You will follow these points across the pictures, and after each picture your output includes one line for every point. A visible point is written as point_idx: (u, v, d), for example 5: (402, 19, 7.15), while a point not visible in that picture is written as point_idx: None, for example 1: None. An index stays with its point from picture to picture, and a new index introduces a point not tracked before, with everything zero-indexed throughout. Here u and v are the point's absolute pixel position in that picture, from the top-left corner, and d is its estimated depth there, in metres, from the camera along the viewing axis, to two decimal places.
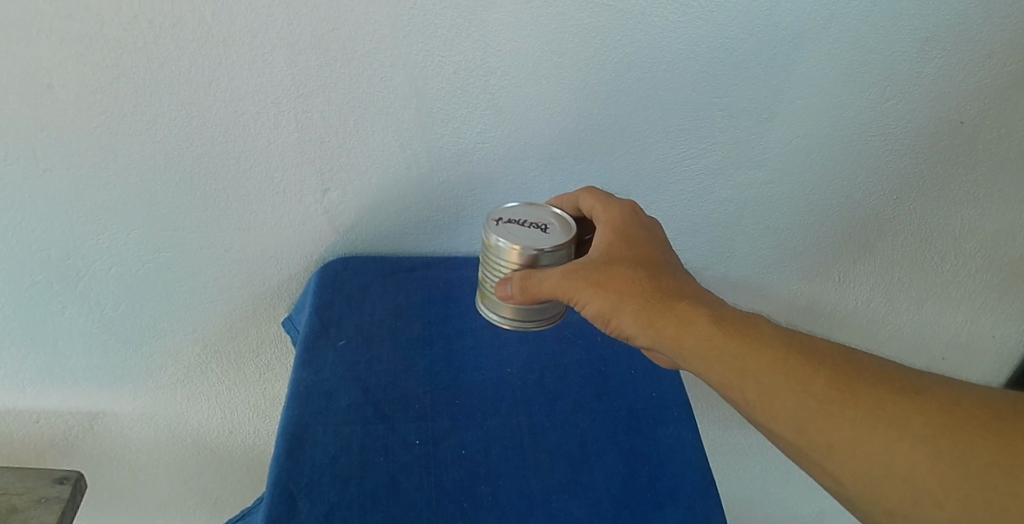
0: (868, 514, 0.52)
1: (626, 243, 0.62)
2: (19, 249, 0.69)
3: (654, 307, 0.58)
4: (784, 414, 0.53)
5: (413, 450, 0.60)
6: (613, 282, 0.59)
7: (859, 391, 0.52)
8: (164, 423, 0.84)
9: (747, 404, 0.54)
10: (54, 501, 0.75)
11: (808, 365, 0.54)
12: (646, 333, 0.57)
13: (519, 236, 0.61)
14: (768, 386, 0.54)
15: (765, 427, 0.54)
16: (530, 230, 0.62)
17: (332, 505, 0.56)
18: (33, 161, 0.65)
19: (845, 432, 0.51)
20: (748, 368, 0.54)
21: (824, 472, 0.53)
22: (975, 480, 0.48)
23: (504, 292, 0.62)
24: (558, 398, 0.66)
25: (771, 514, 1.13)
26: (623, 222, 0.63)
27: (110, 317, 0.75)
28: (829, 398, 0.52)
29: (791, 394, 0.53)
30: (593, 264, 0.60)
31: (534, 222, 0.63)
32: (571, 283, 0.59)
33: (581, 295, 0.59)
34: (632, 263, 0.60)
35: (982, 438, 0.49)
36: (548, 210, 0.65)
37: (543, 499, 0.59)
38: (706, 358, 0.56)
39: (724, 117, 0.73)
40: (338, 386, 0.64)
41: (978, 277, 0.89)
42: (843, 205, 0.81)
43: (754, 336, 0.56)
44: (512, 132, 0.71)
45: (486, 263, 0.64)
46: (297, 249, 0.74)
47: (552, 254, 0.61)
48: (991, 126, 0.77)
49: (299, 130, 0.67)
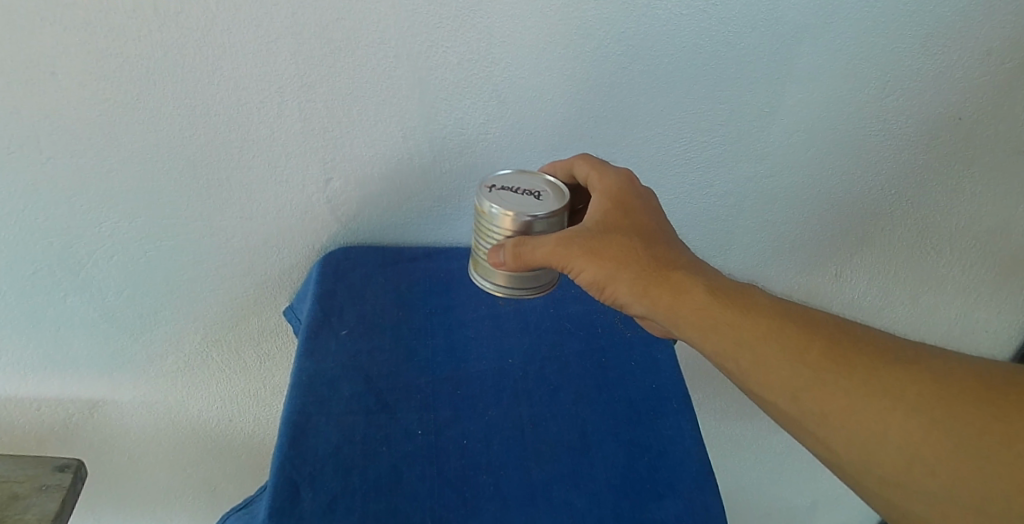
0: (861, 484, 0.53)
1: (623, 212, 0.62)
2: (21, 236, 0.69)
3: (650, 276, 0.58)
4: (777, 382, 0.54)
5: (416, 440, 0.61)
6: (609, 250, 0.59)
7: (850, 359, 0.53)
8: (164, 411, 0.84)
9: (740, 372, 0.56)
10: (55, 488, 0.75)
11: (801, 334, 0.55)
12: (640, 301, 0.58)
13: (509, 202, 0.61)
14: (761, 355, 0.55)
15: (759, 395, 0.56)
16: (524, 198, 0.62)
17: (335, 494, 0.56)
18: (36, 149, 0.64)
19: (837, 400, 0.53)
20: (742, 337, 0.56)
21: (816, 440, 0.54)
22: (969, 448, 0.49)
23: (496, 258, 0.61)
24: (560, 389, 0.66)
25: (764, 503, 1.15)
26: (620, 190, 0.63)
27: (111, 305, 0.75)
28: (823, 367, 0.53)
29: (785, 363, 0.54)
30: (588, 233, 0.60)
31: (524, 187, 0.63)
32: (565, 250, 0.59)
33: (575, 262, 0.59)
34: (627, 232, 0.60)
35: (977, 407, 0.50)
36: (538, 176, 0.64)
37: (544, 488, 0.59)
38: (699, 327, 0.57)
39: (726, 111, 0.74)
40: (340, 375, 0.64)
41: (974, 271, 0.90)
42: (843, 197, 0.82)
43: (749, 306, 0.57)
44: (514, 124, 0.71)
45: (479, 231, 0.63)
46: (299, 238, 0.74)
47: (542, 218, 0.60)
48: (988, 123, 0.77)
49: (302, 119, 0.67)
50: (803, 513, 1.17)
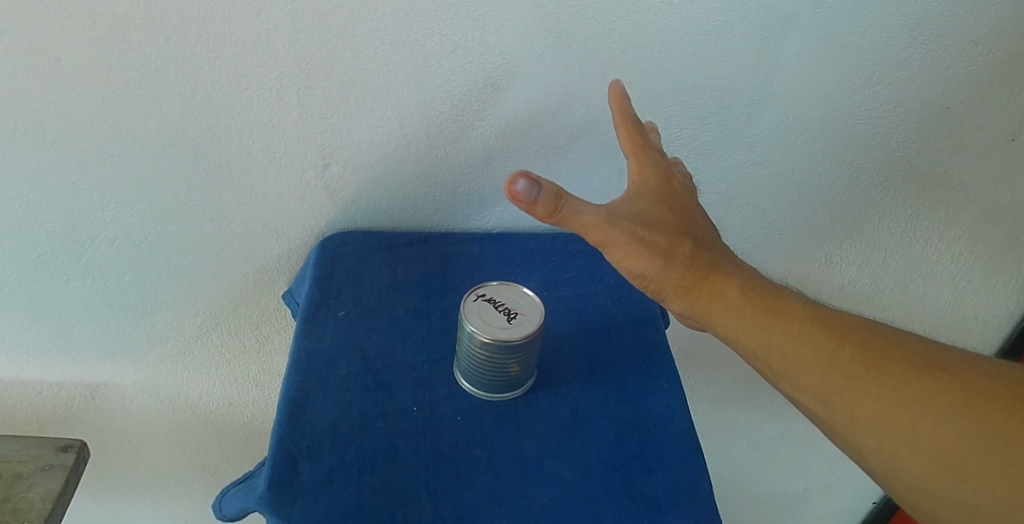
0: (891, 488, 0.56)
1: (668, 206, 0.62)
2: (25, 221, 0.70)
3: (691, 278, 0.60)
4: (808, 384, 0.58)
5: (411, 416, 0.62)
6: (653, 244, 0.60)
7: (880, 366, 0.57)
8: (165, 395, 0.86)
9: (773, 373, 0.59)
10: (58, 468, 0.76)
11: (832, 340, 0.58)
12: (680, 301, 0.61)
13: (479, 322, 0.61)
14: (794, 359, 0.58)
15: (791, 396, 0.59)
16: (488, 307, 0.62)
17: (333, 467, 0.58)
18: (40, 135, 0.66)
19: (867, 405, 0.56)
20: (775, 341, 0.59)
21: (847, 442, 0.58)
22: (994, 458, 0.52)
23: (528, 196, 0.56)
24: (552, 368, 0.67)
25: (755, 488, 1.17)
26: (665, 180, 0.63)
27: (113, 289, 0.77)
28: (853, 372, 0.57)
29: (816, 366, 0.58)
30: (631, 218, 0.60)
31: (509, 306, 0.63)
32: (608, 232, 0.59)
33: (617, 249, 0.59)
34: (670, 229, 0.61)
35: (1003, 419, 0.52)
36: (531, 294, 0.64)
37: (536, 463, 0.61)
38: (735, 330, 0.60)
39: (716, 99, 0.75)
40: (338, 354, 0.65)
41: (961, 259, 0.92)
42: (831, 184, 0.84)
43: (783, 309, 0.60)
44: (509, 110, 0.72)
45: (470, 367, 0.63)
46: (298, 223, 0.76)
47: (508, 350, 0.60)
48: (975, 113, 0.79)
49: (301, 106, 0.68)
50: (793, 499, 1.19)
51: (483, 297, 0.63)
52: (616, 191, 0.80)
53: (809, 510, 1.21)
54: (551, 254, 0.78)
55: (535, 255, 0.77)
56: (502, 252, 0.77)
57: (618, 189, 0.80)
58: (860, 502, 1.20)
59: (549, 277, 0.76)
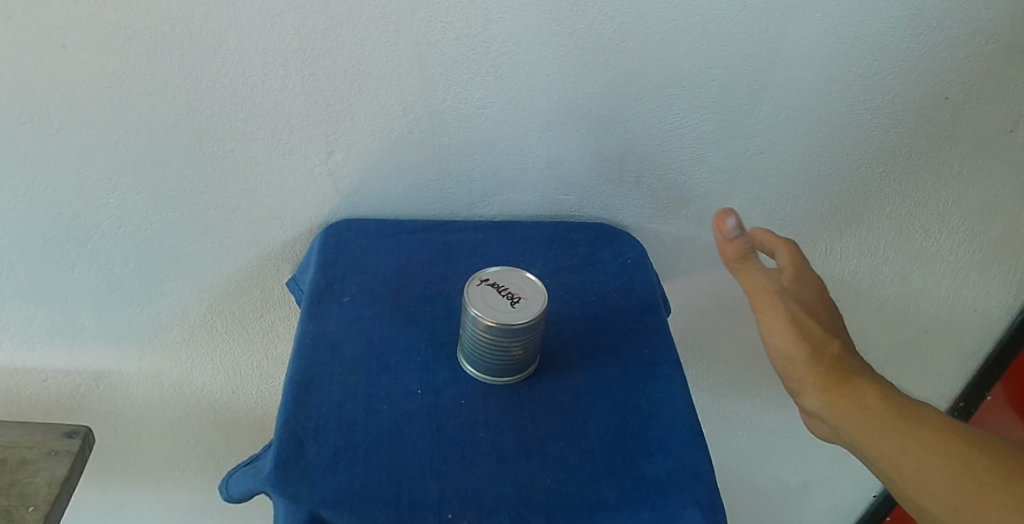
0: None
1: (814, 314, 0.63)
2: (32, 208, 0.71)
3: (827, 378, 0.60)
4: (930, 490, 0.55)
5: (416, 399, 0.63)
6: (810, 334, 0.61)
7: (1012, 478, 0.53)
8: (170, 382, 0.86)
9: (893, 475, 0.57)
10: (64, 453, 0.77)
11: (961, 447, 0.55)
12: (822, 401, 0.60)
13: (483, 306, 0.61)
14: (918, 457, 0.56)
15: (912, 501, 0.57)
16: (492, 293, 0.63)
17: (338, 448, 0.59)
18: (46, 121, 0.66)
19: (989, 509, 0.53)
20: (903, 441, 0.57)
21: None
22: None
23: None
24: (556, 353, 0.68)
25: (755, 478, 1.18)
26: (812, 289, 0.64)
27: (118, 276, 0.77)
28: (977, 477, 0.54)
29: (941, 470, 0.55)
30: (797, 306, 0.63)
31: (513, 290, 0.63)
32: (792, 317, 0.62)
33: (779, 336, 0.62)
34: (812, 327, 0.62)
35: None
36: (534, 279, 0.64)
37: (539, 445, 0.61)
38: (858, 433, 0.58)
39: (717, 88, 0.75)
40: (343, 338, 0.66)
41: (960, 250, 0.93)
42: (831, 174, 0.84)
43: (912, 413, 0.58)
44: (512, 99, 0.73)
45: (474, 351, 0.63)
46: (302, 210, 0.76)
47: (512, 333, 0.61)
48: (974, 103, 0.80)
49: (305, 93, 0.69)
50: (793, 490, 1.20)
51: (487, 282, 0.64)
52: (618, 179, 0.81)
53: (809, 502, 1.22)
54: (554, 242, 0.78)
55: (538, 243, 0.78)
56: (505, 240, 0.78)
57: (620, 178, 0.81)
58: (860, 495, 1.21)
59: (551, 265, 0.76)
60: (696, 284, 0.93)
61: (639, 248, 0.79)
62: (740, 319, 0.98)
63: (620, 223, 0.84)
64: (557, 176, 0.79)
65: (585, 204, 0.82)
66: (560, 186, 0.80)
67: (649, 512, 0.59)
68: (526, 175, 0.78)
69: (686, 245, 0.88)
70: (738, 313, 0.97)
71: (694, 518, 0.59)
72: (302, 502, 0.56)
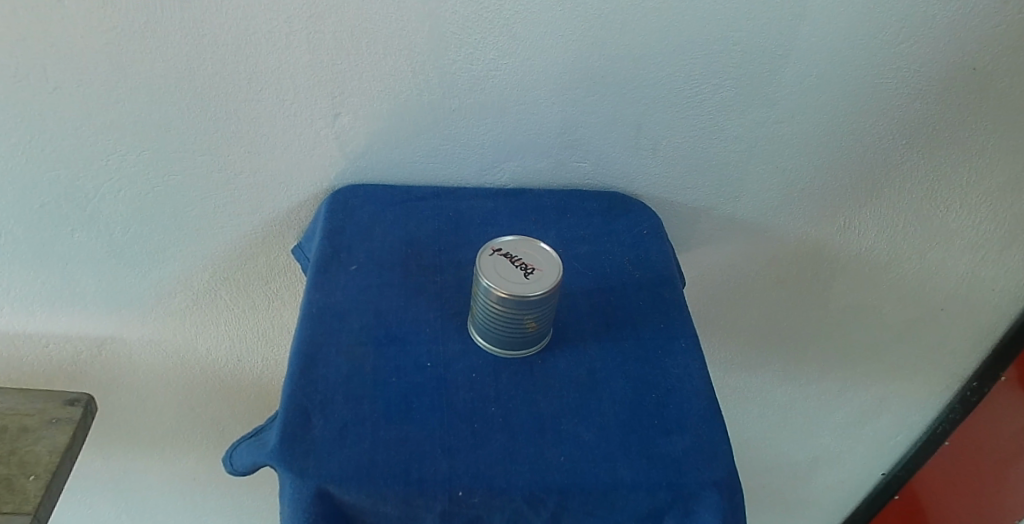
0: None
1: None
2: (29, 169, 0.69)
3: None
4: None
5: (425, 372, 0.61)
6: None
7: None
8: (173, 349, 0.85)
9: None
10: (65, 422, 0.76)
11: None
12: None
13: (495, 276, 0.59)
14: None
15: None
16: (506, 265, 0.61)
17: (346, 422, 0.57)
18: (42, 79, 0.64)
19: None
20: None
21: None
22: None
23: None
24: (569, 326, 0.66)
25: (765, 454, 1.16)
26: None
27: (119, 240, 0.75)
28: None
29: None
30: None
31: (527, 261, 0.61)
32: None
33: None
34: None
35: None
36: (548, 249, 0.62)
37: (552, 422, 0.59)
38: None
39: (738, 54, 0.72)
40: (350, 308, 0.64)
41: (983, 227, 0.90)
42: (854, 145, 0.81)
43: None
44: (524, 61, 0.70)
45: (487, 325, 0.61)
46: (307, 175, 0.74)
47: (524, 305, 0.59)
48: (1005, 74, 0.77)
49: (311, 51, 0.66)
50: (803, 467, 1.19)
51: (499, 252, 0.61)
52: (633, 147, 0.78)
53: (818, 479, 1.21)
54: (567, 211, 0.76)
55: (550, 212, 0.76)
56: (517, 208, 0.75)
57: (636, 146, 0.78)
58: (870, 472, 1.19)
59: (565, 234, 0.74)
60: (711, 257, 0.90)
61: (654, 219, 0.77)
62: (755, 293, 0.95)
63: (635, 192, 0.81)
64: (571, 143, 0.76)
65: (599, 172, 0.79)
66: (574, 153, 0.77)
67: (666, 492, 0.57)
68: (539, 141, 0.76)
69: (703, 217, 0.85)
70: (753, 286, 0.94)
71: (711, 498, 0.57)
72: (309, 477, 0.54)
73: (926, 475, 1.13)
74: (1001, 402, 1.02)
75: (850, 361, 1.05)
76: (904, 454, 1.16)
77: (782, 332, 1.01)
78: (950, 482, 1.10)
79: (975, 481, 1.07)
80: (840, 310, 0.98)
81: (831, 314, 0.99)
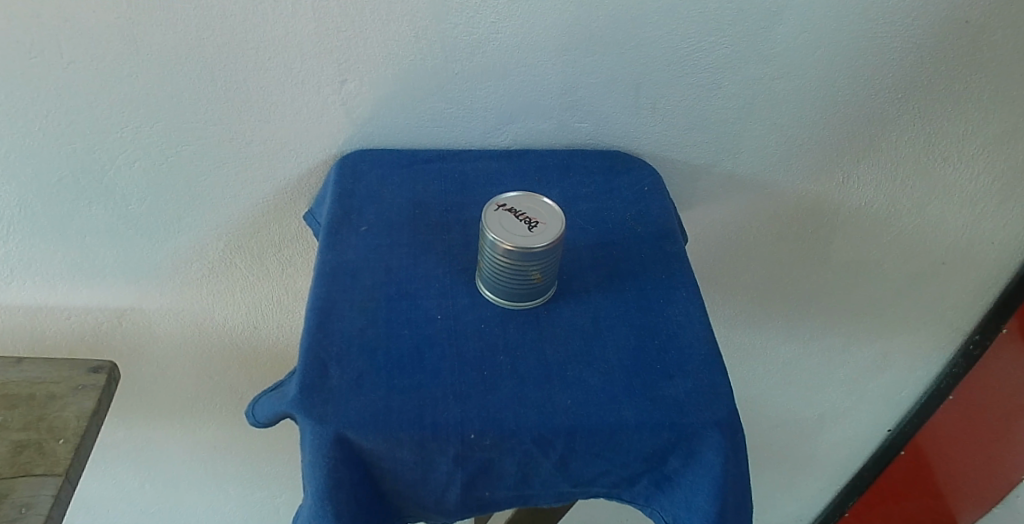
0: None
1: None
2: (47, 143, 0.71)
3: None
4: None
5: (435, 324, 0.63)
6: None
7: None
8: (190, 318, 0.87)
9: None
10: (90, 388, 0.79)
11: None
12: None
13: (500, 230, 0.61)
14: None
15: None
16: (513, 219, 0.62)
17: (362, 372, 0.59)
18: (57, 54, 0.66)
19: None
20: None
21: None
22: None
23: None
24: (573, 278, 0.68)
25: (770, 410, 1.19)
26: None
27: (135, 212, 0.78)
28: None
29: None
30: None
31: (531, 215, 0.63)
32: None
33: None
34: None
35: None
36: (551, 204, 0.64)
37: (559, 368, 0.62)
38: None
39: (734, 12, 0.73)
40: (362, 266, 0.66)
41: (979, 179, 0.92)
42: (851, 99, 0.83)
43: None
44: (524, 23, 0.71)
45: (492, 276, 0.63)
46: (316, 141, 0.76)
47: (530, 257, 0.61)
48: (997, 25, 0.78)
49: (317, 19, 0.68)
50: (808, 423, 1.21)
51: (504, 207, 0.63)
52: (633, 107, 0.79)
53: (824, 435, 1.23)
54: (569, 170, 0.78)
55: (553, 171, 0.77)
56: (520, 169, 0.77)
57: (636, 106, 0.79)
58: (874, 428, 1.21)
59: (567, 193, 0.76)
60: (710, 214, 0.92)
61: (655, 175, 0.79)
62: (756, 250, 0.97)
63: (636, 151, 0.83)
64: (572, 103, 0.78)
65: (600, 132, 0.81)
66: (575, 114, 0.79)
67: (669, 432, 0.59)
68: (540, 102, 0.77)
69: (702, 174, 0.87)
70: (754, 244, 0.96)
71: (713, 438, 0.60)
72: (328, 423, 0.57)
73: (931, 430, 1.15)
74: (1002, 354, 1.04)
75: (851, 316, 1.07)
76: (908, 409, 1.18)
77: (783, 289, 1.03)
78: (956, 434, 1.12)
79: (980, 432, 1.09)
80: (841, 265, 1.00)
81: (832, 269, 1.01)
